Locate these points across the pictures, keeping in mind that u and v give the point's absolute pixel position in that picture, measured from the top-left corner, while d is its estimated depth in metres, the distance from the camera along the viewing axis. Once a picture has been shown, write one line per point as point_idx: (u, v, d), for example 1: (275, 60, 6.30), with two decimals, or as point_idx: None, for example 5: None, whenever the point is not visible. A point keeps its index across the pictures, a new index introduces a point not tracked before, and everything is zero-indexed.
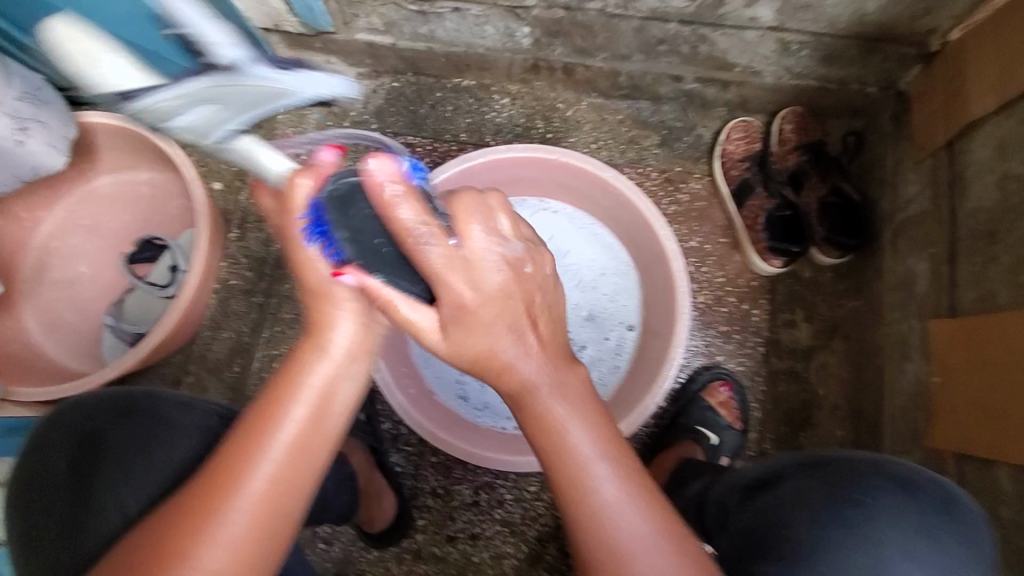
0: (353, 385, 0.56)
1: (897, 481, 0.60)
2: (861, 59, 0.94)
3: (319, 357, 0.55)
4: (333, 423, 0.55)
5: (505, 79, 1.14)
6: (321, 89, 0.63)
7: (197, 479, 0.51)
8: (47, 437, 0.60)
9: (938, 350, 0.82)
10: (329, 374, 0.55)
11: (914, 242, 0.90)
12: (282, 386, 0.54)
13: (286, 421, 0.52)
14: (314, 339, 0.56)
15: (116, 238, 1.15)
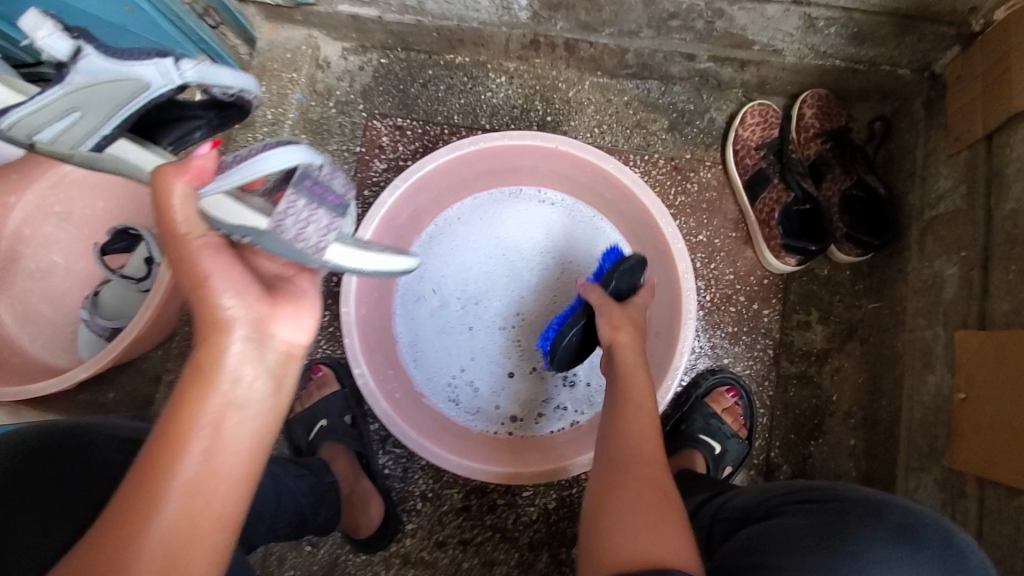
0: (247, 413, 0.47)
1: (890, 526, 0.53)
2: (894, 38, 0.84)
3: (203, 389, 0.46)
4: (233, 458, 0.47)
5: (502, 56, 1.05)
6: (189, 77, 0.54)
7: (85, 544, 0.43)
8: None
9: (964, 364, 0.76)
10: (216, 402, 0.46)
11: (943, 243, 0.83)
12: (169, 425, 0.46)
13: (173, 463, 0.44)
14: (192, 361, 0.47)
15: (91, 225, 1.09)
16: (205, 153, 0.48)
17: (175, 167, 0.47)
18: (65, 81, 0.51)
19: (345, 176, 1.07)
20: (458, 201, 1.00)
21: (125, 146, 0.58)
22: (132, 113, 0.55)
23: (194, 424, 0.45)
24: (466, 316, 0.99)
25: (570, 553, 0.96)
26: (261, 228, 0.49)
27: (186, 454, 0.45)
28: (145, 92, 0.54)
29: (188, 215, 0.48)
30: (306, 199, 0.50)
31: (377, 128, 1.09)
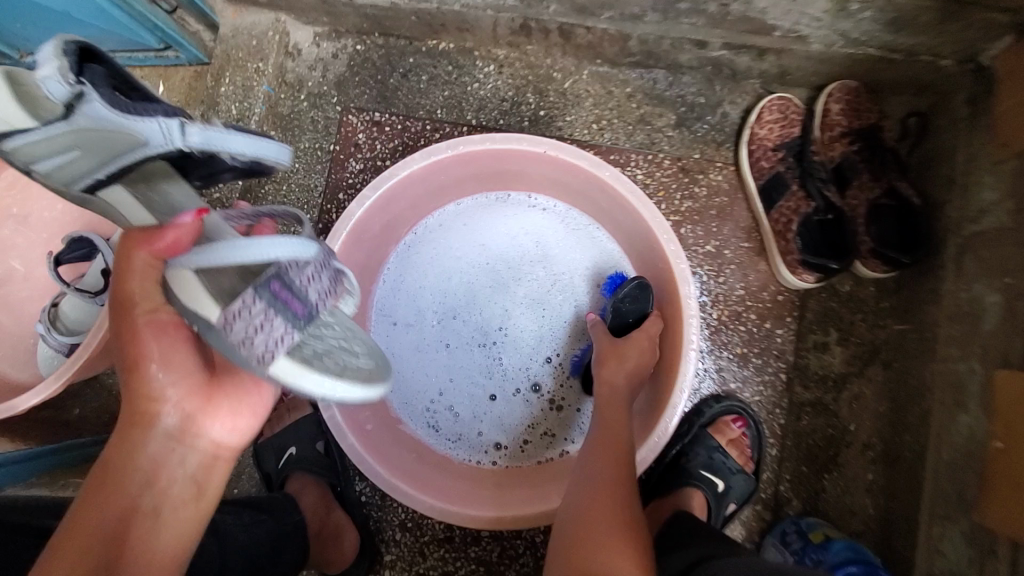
0: (166, 511, 0.50)
1: None
2: (938, 25, 0.72)
3: (125, 483, 0.49)
4: (146, 556, 0.48)
5: (490, 42, 0.94)
6: (193, 143, 0.51)
7: None
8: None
9: (1004, 409, 0.66)
10: (136, 498, 0.49)
11: (985, 266, 0.73)
12: (82, 516, 0.47)
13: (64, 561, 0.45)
14: (117, 456, 0.49)
15: (51, 231, 1.01)
16: (183, 224, 0.50)
17: (141, 237, 0.50)
18: (71, 119, 0.50)
19: (319, 177, 0.98)
20: (440, 207, 0.91)
21: (119, 192, 0.55)
22: (130, 160, 0.52)
23: (110, 521, 0.47)
24: (447, 334, 0.91)
25: None
26: (209, 319, 0.49)
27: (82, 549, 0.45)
28: (143, 147, 0.51)
29: (139, 283, 0.50)
30: (263, 304, 0.48)
31: (353, 123, 0.99)
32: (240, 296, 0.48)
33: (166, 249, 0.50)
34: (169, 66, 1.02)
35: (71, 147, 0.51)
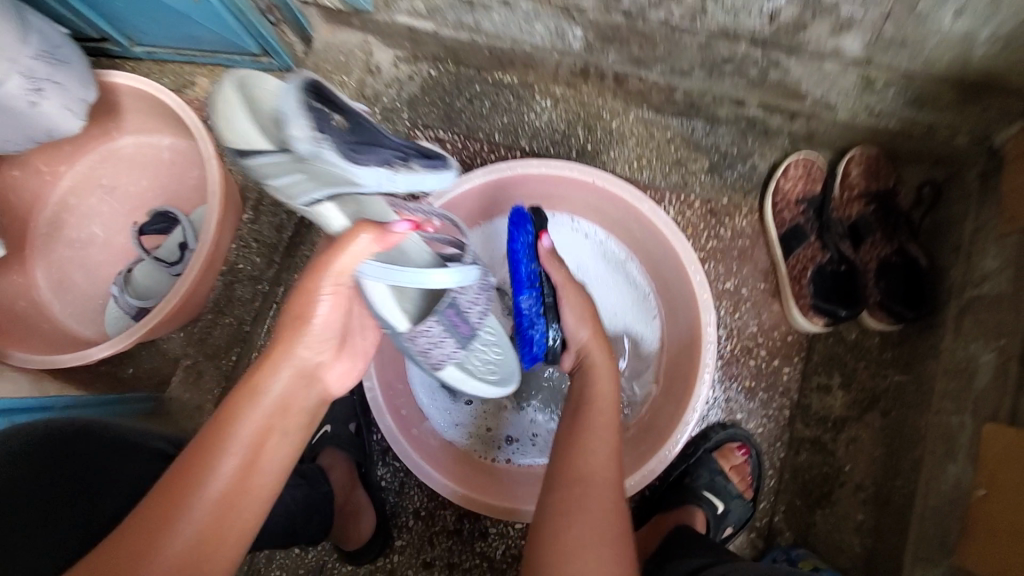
0: (284, 441, 0.55)
1: None
2: (956, 107, 0.82)
3: (256, 405, 0.54)
4: (263, 476, 0.53)
5: (550, 80, 1.05)
6: (399, 184, 0.61)
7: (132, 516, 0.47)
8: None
9: (989, 460, 0.72)
10: (260, 425, 0.54)
11: (982, 327, 0.79)
12: (214, 428, 0.52)
13: (213, 471, 0.50)
14: (249, 382, 0.54)
15: (134, 202, 1.12)
16: (401, 230, 0.57)
17: (374, 229, 0.56)
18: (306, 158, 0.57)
19: None
20: (487, 221, 1.00)
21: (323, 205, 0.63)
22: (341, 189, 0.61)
23: (236, 441, 0.52)
24: None
25: None
26: (398, 327, 0.71)
27: (229, 465, 0.51)
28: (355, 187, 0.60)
29: (353, 259, 0.57)
30: (441, 327, 0.75)
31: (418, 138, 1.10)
32: (426, 321, 0.74)
33: (387, 240, 0.57)
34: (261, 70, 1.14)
35: (296, 173, 0.59)
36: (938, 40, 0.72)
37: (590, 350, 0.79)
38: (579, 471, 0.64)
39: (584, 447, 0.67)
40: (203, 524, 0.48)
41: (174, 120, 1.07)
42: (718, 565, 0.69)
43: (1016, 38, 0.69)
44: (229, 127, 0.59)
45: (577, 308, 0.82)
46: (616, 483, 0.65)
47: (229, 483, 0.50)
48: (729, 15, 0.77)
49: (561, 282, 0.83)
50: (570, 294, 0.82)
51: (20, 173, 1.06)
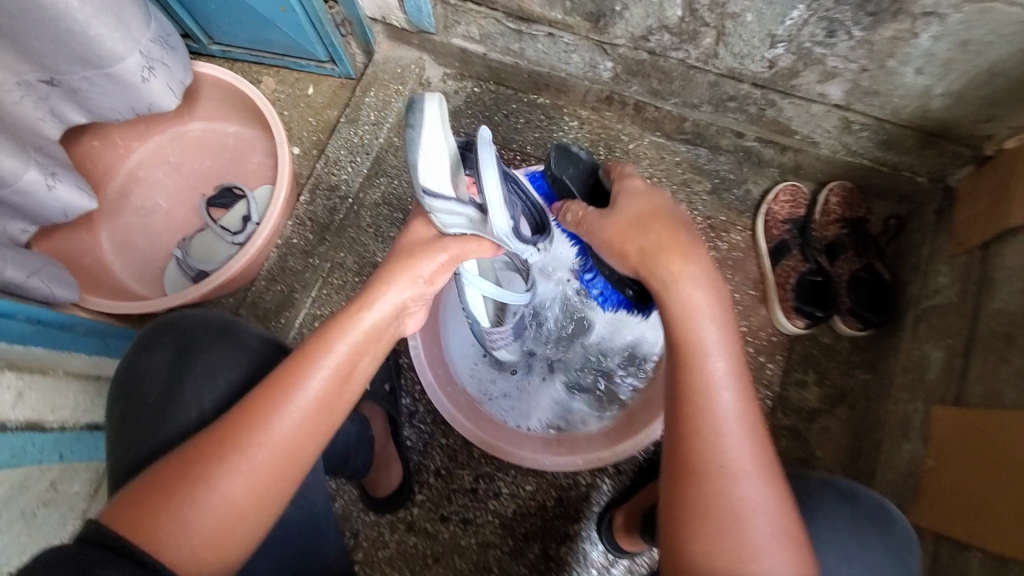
0: (368, 363, 0.67)
1: (837, 491, 0.71)
2: (917, 150, 0.99)
3: (352, 332, 0.65)
4: (346, 391, 0.65)
5: (578, 104, 1.22)
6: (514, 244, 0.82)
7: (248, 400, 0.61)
8: (157, 333, 0.74)
9: (939, 436, 0.86)
10: (351, 350, 0.65)
11: (934, 330, 0.95)
12: (315, 345, 0.64)
13: (311, 378, 0.62)
14: (352, 313, 0.65)
15: (196, 180, 1.23)
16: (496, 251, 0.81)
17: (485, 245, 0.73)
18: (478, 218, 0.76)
19: None
20: None
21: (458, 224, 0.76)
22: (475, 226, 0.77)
23: (331, 359, 0.63)
24: None
25: (558, 550, 1.04)
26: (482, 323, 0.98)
27: (325, 377, 0.63)
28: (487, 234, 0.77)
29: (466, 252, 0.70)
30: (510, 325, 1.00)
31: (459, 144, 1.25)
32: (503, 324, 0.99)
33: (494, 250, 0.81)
34: (322, 74, 1.28)
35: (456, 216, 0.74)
36: (902, 92, 0.90)
37: (678, 303, 0.66)
38: (705, 421, 0.61)
39: (701, 400, 0.62)
40: (301, 420, 0.62)
41: (244, 110, 1.20)
42: None
43: (963, 95, 0.87)
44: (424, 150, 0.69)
45: (633, 238, 0.71)
46: (753, 438, 0.62)
47: (322, 390, 0.63)
48: (737, 60, 0.94)
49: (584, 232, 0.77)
50: (601, 233, 0.74)
51: (98, 144, 1.17)
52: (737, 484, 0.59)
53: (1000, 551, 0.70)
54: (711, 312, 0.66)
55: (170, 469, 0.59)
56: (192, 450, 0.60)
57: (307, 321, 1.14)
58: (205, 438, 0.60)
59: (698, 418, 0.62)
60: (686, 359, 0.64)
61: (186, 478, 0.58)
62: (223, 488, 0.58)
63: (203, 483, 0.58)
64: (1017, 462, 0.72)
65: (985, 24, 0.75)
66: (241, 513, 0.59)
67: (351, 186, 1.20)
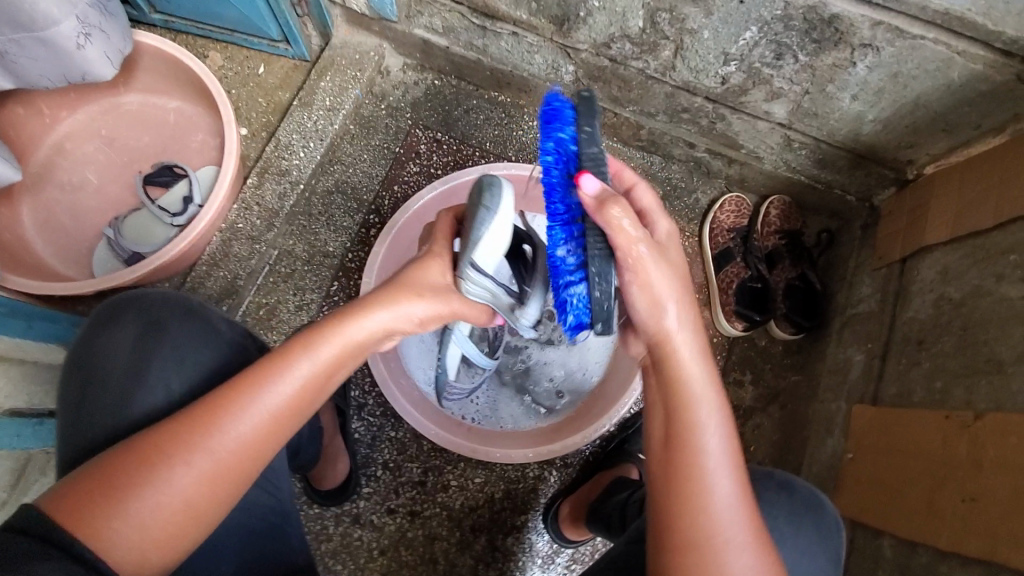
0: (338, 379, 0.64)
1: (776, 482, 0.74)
2: (848, 169, 1.07)
3: (329, 347, 0.62)
4: (309, 404, 0.63)
5: (539, 105, 1.23)
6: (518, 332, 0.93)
7: (212, 400, 0.59)
8: (118, 309, 0.72)
9: (857, 430, 0.94)
10: (321, 368, 0.62)
11: (857, 336, 1.04)
12: (287, 355, 0.61)
13: (273, 390, 0.60)
14: (336, 329, 0.62)
15: (131, 156, 1.15)
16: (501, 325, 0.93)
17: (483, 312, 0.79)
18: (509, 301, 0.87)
19: (381, 170, 1.21)
20: None
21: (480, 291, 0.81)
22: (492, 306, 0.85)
23: (301, 373, 0.61)
24: None
25: (504, 541, 1.05)
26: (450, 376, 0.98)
27: (291, 391, 0.61)
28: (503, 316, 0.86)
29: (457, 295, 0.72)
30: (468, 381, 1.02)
31: (418, 136, 1.23)
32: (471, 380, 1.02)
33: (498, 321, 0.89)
34: (274, 54, 1.22)
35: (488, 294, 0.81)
36: (838, 115, 0.97)
37: (676, 353, 0.64)
38: (690, 479, 0.62)
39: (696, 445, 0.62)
40: (259, 428, 0.60)
41: (188, 85, 1.13)
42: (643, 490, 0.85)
43: (890, 123, 0.95)
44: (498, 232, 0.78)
45: (660, 273, 0.63)
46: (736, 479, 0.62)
47: (284, 406, 0.60)
48: (692, 74, 0.99)
49: (625, 247, 0.61)
50: (637, 268, 0.62)
51: (21, 111, 1.06)
52: (721, 546, 0.60)
53: (906, 534, 0.78)
54: (706, 366, 0.64)
55: (112, 465, 0.56)
56: (139, 446, 0.57)
57: (250, 309, 1.10)
58: (154, 435, 0.58)
59: (684, 473, 0.62)
60: (679, 412, 0.63)
61: (127, 478, 0.56)
62: (168, 494, 0.56)
63: (148, 484, 0.56)
64: (921, 455, 0.79)
65: (913, 59, 0.82)
66: (181, 521, 0.57)
67: (304, 172, 1.14)
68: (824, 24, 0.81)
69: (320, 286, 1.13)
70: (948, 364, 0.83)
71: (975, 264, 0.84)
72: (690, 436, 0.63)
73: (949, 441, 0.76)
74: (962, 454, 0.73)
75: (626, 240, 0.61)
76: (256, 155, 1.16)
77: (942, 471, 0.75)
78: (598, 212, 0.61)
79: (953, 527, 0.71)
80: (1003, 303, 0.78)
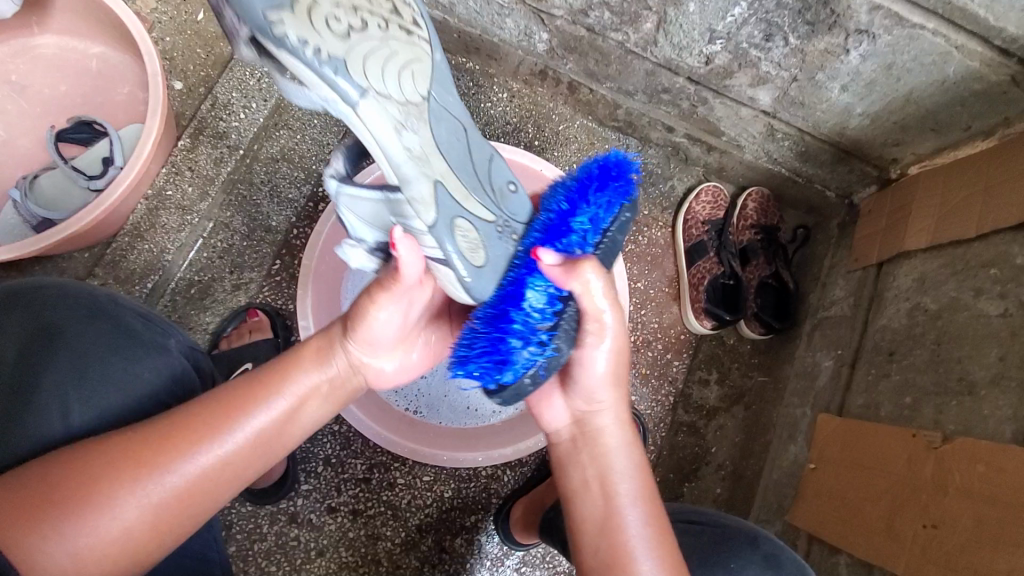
0: (319, 405, 0.64)
1: (762, 555, 0.70)
2: (831, 165, 1.01)
3: (314, 368, 0.63)
4: (293, 430, 0.62)
5: (510, 74, 1.13)
6: None
7: (188, 407, 0.58)
8: (4, 305, 0.63)
9: (820, 441, 0.91)
10: (307, 386, 0.62)
11: (826, 340, 1.00)
12: (271, 373, 0.62)
13: (257, 415, 0.59)
14: (317, 348, 0.64)
15: (46, 106, 1.01)
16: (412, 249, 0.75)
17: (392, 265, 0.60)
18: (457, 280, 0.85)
19: (334, 138, 1.10)
20: None
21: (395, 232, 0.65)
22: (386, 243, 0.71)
23: (286, 394, 0.61)
24: None
25: (453, 542, 1.00)
26: None
27: (279, 412, 0.60)
28: None
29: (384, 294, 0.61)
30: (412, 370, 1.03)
31: None
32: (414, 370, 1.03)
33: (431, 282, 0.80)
34: None
35: None
36: (826, 107, 0.90)
37: (599, 425, 0.68)
38: (622, 557, 0.61)
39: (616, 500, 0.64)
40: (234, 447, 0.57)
41: (109, 28, 0.99)
42: None
43: (878, 118, 0.88)
44: (461, 234, 0.61)
45: (610, 347, 0.66)
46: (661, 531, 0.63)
47: (273, 425, 0.60)
48: (675, 51, 0.90)
49: (594, 314, 0.63)
50: (599, 331, 0.64)
51: None
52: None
53: (863, 555, 0.75)
54: (630, 434, 0.68)
55: (47, 477, 0.51)
56: (95, 460, 0.53)
57: (181, 287, 1.01)
58: (126, 435, 0.55)
59: (614, 542, 0.62)
60: (607, 478, 0.65)
61: (82, 494, 0.51)
62: (113, 514, 0.52)
63: (90, 505, 0.51)
64: (883, 473, 0.77)
65: (910, 50, 0.75)
66: (128, 547, 0.53)
67: (244, 136, 1.03)
68: (820, 4, 0.73)
69: (261, 265, 1.05)
70: (918, 380, 0.79)
71: (954, 275, 0.80)
72: (619, 515, 0.63)
73: (913, 463, 0.74)
74: (926, 477, 0.71)
75: (597, 314, 0.63)
76: (190, 112, 1.04)
77: (905, 491, 0.73)
78: (569, 277, 0.62)
79: (911, 553, 0.69)
80: (979, 319, 0.74)
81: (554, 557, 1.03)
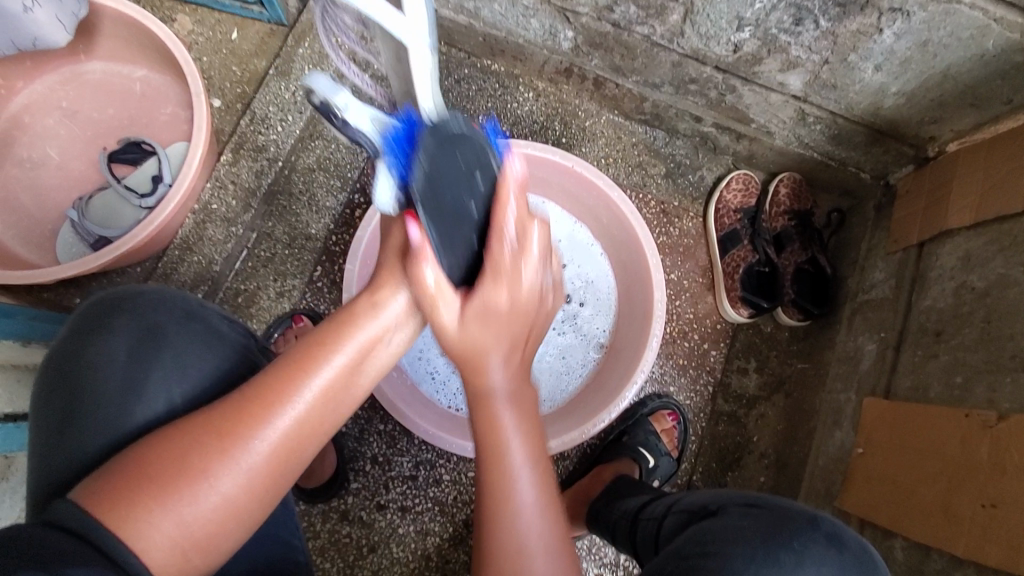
0: (388, 350, 0.63)
1: (824, 533, 0.64)
2: (865, 146, 1.00)
3: (370, 315, 0.62)
4: (362, 381, 0.61)
5: (535, 74, 1.15)
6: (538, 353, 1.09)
7: (261, 378, 0.58)
8: (109, 312, 0.66)
9: (868, 424, 0.90)
10: (371, 334, 0.61)
11: (868, 324, 0.99)
12: (331, 326, 0.61)
13: (323, 369, 0.58)
14: (370, 293, 0.63)
15: (95, 129, 1.06)
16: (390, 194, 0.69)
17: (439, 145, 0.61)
18: None
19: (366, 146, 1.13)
20: None
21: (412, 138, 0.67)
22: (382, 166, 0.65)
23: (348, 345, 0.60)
24: None
25: None
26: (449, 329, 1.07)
27: (341, 364, 0.59)
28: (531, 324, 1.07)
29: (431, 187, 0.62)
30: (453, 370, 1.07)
31: None
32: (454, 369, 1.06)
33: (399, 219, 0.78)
34: (247, 17, 1.10)
35: None
36: (859, 88, 0.89)
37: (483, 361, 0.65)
38: (499, 504, 0.64)
39: (493, 440, 0.65)
40: (310, 409, 0.58)
41: (151, 52, 1.03)
42: (659, 499, 0.83)
43: (914, 96, 0.87)
44: None
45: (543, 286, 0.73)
46: (537, 477, 0.65)
47: (339, 380, 0.59)
48: (702, 40, 0.90)
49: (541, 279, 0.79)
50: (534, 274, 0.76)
51: None
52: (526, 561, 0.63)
53: (920, 539, 0.75)
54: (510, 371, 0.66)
55: (147, 455, 0.54)
56: (192, 439, 0.55)
57: (229, 296, 1.05)
58: (218, 411, 0.56)
59: (490, 489, 0.64)
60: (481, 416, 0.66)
61: (183, 470, 0.53)
62: (219, 484, 0.54)
63: (195, 478, 0.53)
64: (937, 454, 0.76)
65: (947, 25, 0.74)
66: (235, 513, 0.55)
67: (282, 148, 1.07)
68: None
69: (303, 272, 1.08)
70: (969, 358, 0.78)
71: (1002, 252, 0.78)
72: (501, 449, 0.65)
73: (968, 442, 0.73)
74: (982, 456, 0.70)
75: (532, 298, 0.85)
76: (230, 128, 1.08)
77: (961, 470, 0.73)
78: None
79: (970, 532, 0.69)
80: None
81: (600, 549, 1.04)
